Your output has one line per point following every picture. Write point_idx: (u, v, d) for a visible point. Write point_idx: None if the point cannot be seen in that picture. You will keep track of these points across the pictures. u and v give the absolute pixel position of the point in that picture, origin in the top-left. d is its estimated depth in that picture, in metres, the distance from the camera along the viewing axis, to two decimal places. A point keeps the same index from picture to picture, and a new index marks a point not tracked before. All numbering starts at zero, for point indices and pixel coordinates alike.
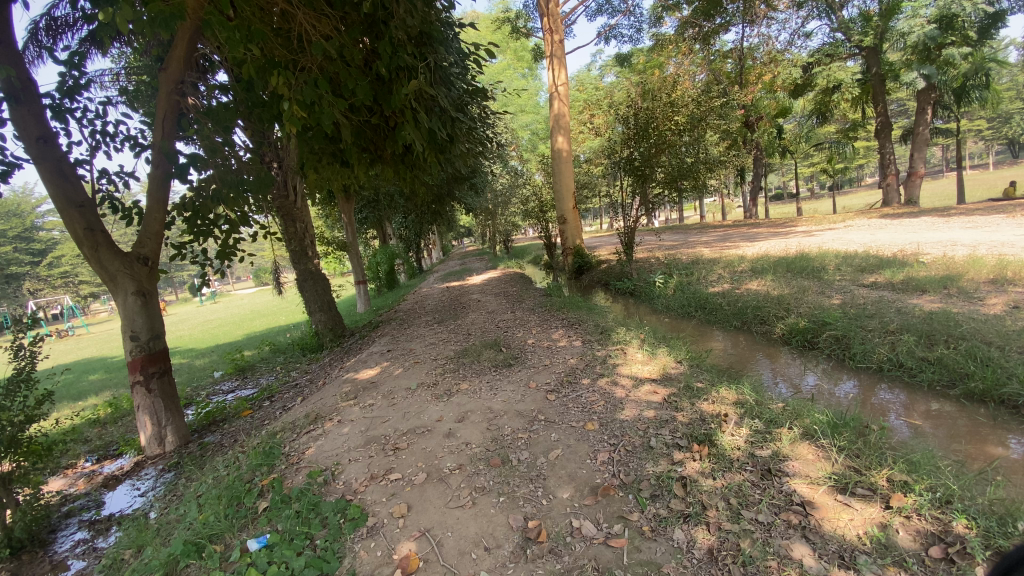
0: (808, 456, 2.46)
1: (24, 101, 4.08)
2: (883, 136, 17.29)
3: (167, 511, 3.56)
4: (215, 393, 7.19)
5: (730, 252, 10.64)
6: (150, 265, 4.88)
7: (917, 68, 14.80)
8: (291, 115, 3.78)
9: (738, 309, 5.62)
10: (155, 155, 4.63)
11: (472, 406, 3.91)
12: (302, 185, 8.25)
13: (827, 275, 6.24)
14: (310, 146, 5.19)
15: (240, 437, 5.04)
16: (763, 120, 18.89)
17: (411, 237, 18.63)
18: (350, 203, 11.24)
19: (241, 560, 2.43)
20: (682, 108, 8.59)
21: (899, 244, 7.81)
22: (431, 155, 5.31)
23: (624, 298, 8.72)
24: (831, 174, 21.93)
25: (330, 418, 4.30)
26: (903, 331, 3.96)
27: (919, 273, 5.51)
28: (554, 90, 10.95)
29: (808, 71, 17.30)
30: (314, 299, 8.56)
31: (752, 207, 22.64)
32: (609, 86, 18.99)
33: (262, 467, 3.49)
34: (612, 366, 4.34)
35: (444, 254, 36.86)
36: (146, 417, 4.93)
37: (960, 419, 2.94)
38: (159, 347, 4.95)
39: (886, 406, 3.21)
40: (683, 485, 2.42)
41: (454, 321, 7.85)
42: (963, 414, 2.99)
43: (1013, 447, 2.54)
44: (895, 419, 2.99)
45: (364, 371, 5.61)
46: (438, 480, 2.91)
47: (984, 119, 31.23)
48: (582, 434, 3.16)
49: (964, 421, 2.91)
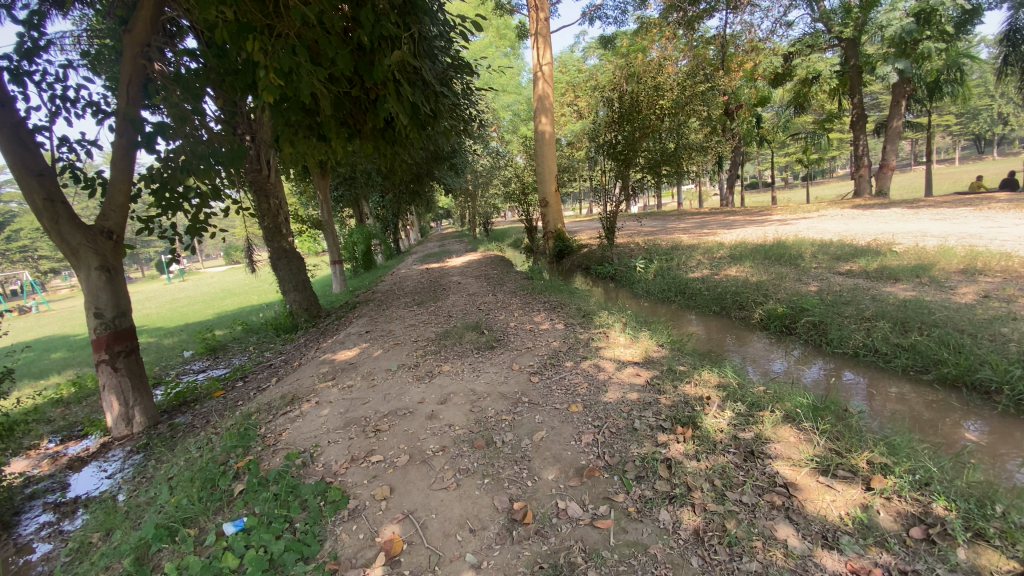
0: (790, 438, 2.50)
1: None
2: (857, 128, 17.65)
3: (137, 493, 3.46)
4: (185, 372, 6.99)
5: (708, 239, 10.79)
6: (115, 239, 4.63)
7: (892, 62, 15.13)
8: (267, 84, 3.62)
9: (718, 294, 5.68)
10: (120, 122, 4.39)
11: (454, 388, 3.87)
12: (276, 159, 7.92)
13: (803, 262, 6.34)
14: (287, 118, 4.99)
15: (213, 418, 4.90)
16: (743, 108, 19.06)
17: (389, 217, 18.29)
18: (326, 180, 10.90)
19: (217, 544, 2.37)
20: (667, 92, 8.52)
21: (872, 234, 8.02)
22: (413, 132, 5.16)
23: (604, 283, 8.74)
24: (806, 164, 22.32)
25: (307, 399, 4.21)
26: (879, 317, 4.06)
27: (892, 262, 5.67)
28: (538, 70, 10.70)
29: (788, 60, 17.35)
30: (288, 278, 8.34)
31: (729, 194, 23.00)
32: (592, 69, 18.78)
33: (237, 449, 3.40)
34: (595, 349, 4.34)
35: (422, 235, 36.41)
36: (112, 397, 4.73)
37: (921, 401, 3.07)
38: (125, 325, 4.73)
39: (853, 389, 3.33)
40: (668, 466, 2.44)
41: (434, 302, 7.76)
42: (924, 397, 3.13)
43: (969, 430, 2.67)
44: (858, 399, 3.11)
45: (342, 352, 5.49)
46: (421, 462, 2.87)
47: (954, 114, 32.16)
48: (566, 416, 3.16)
49: (928, 404, 3.03)
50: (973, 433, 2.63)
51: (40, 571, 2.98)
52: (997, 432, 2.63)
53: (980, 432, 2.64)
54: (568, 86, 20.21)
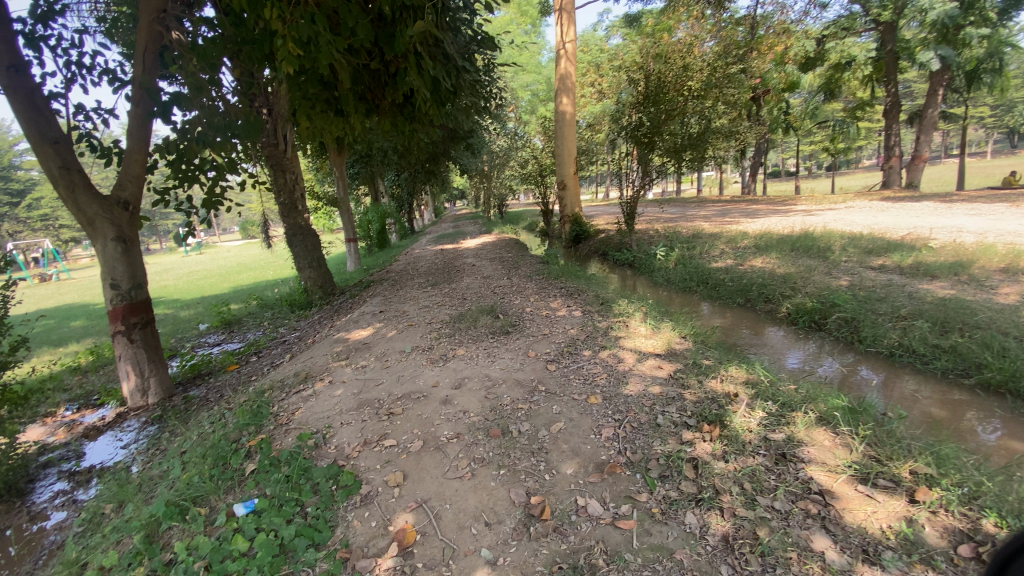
0: (825, 442, 2.37)
1: None
2: (890, 116, 17.00)
3: (149, 466, 3.47)
4: (201, 345, 7.02)
5: (731, 227, 10.51)
6: (131, 210, 4.59)
7: (933, 48, 14.42)
8: (286, 54, 3.51)
9: (743, 286, 5.50)
10: (136, 91, 4.31)
11: (468, 373, 3.79)
12: (293, 134, 7.81)
13: (832, 255, 6.09)
14: (304, 91, 4.87)
15: (227, 392, 4.91)
16: (770, 94, 18.43)
17: (404, 196, 18.17)
18: (342, 156, 10.77)
19: (227, 525, 2.32)
20: (697, 73, 8.28)
21: (906, 228, 7.69)
22: (433, 108, 5.03)
23: (622, 270, 8.57)
24: (833, 153, 21.61)
25: (321, 378, 4.16)
26: (917, 317, 3.87)
27: (928, 258, 5.43)
28: (561, 48, 10.33)
29: (821, 44, 16.74)
30: (304, 255, 8.30)
31: (751, 182, 22.48)
32: (615, 49, 18.25)
33: (249, 427, 3.36)
34: (615, 339, 4.21)
35: (435, 215, 36.30)
36: (128, 367, 4.75)
37: (940, 402, 2.99)
38: (141, 296, 4.71)
39: (868, 386, 3.25)
40: (695, 466, 2.32)
41: (448, 284, 7.66)
42: (945, 398, 3.04)
43: (986, 433, 2.60)
44: (874, 397, 3.03)
45: (356, 331, 5.43)
46: (435, 449, 2.79)
47: (990, 105, 30.93)
48: (585, 407, 3.05)
49: (949, 405, 2.94)
50: (990, 436, 2.55)
51: (52, 541, 3.00)
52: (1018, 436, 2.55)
53: (998, 435, 2.56)
54: (590, 67, 19.70)
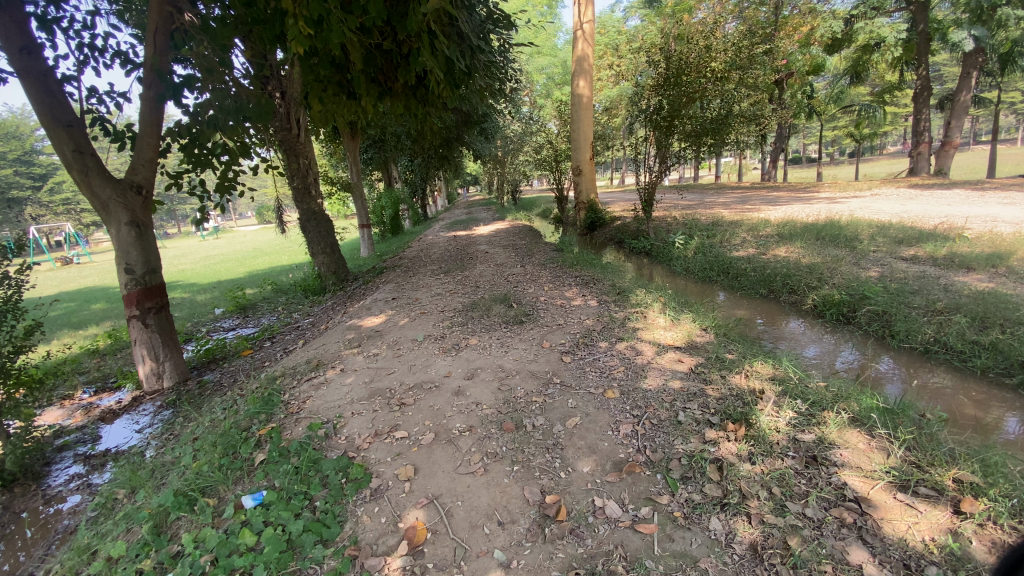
0: (859, 445, 2.23)
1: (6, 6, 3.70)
2: (920, 100, 16.33)
3: (161, 451, 3.46)
4: (216, 330, 7.04)
5: (751, 215, 10.21)
6: (144, 194, 4.54)
7: (967, 28, 13.76)
8: (297, 34, 3.37)
9: (766, 276, 5.32)
10: (148, 74, 4.22)
11: (481, 363, 3.69)
12: (306, 117, 7.71)
13: (860, 245, 5.85)
14: (316, 74, 4.75)
15: (240, 377, 4.90)
16: (794, 77, 17.82)
17: (417, 181, 18.05)
18: (356, 141, 10.66)
19: (235, 518, 2.28)
20: (720, 53, 7.87)
21: (938, 217, 7.36)
22: (446, 90, 4.89)
23: (639, 258, 8.39)
24: (858, 139, 20.91)
25: (333, 366, 4.11)
26: (954, 311, 3.68)
27: (963, 249, 5.17)
28: (578, 29, 10.04)
29: (849, 24, 16.08)
30: (317, 240, 8.25)
31: (772, 169, 21.89)
32: (633, 31, 17.75)
33: (260, 416, 3.32)
34: (632, 330, 4.08)
35: (449, 201, 36.18)
36: (144, 352, 4.75)
37: (962, 396, 2.91)
38: (156, 281, 4.69)
39: (886, 378, 3.19)
40: (719, 468, 2.21)
41: (462, 271, 7.57)
42: (968, 392, 2.96)
43: (1010, 427, 2.53)
44: (893, 391, 2.97)
45: (368, 319, 5.37)
46: (447, 442, 2.71)
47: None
48: (602, 402, 2.94)
49: (972, 400, 2.87)
50: (1013, 430, 2.49)
51: (65, 525, 3.00)
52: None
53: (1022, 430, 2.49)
54: (607, 50, 19.22)
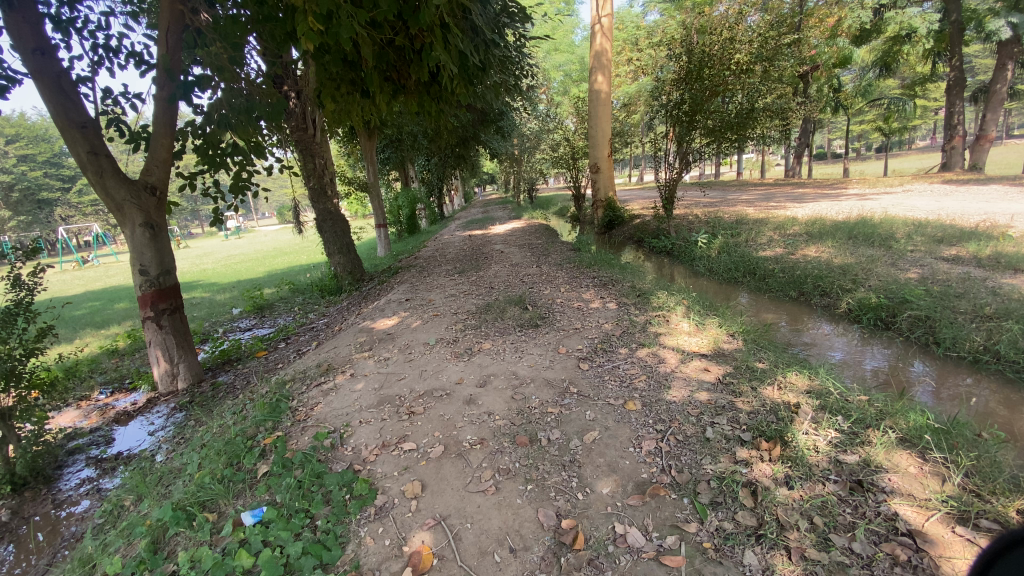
0: (909, 469, 2.01)
1: (18, 6, 3.64)
2: (953, 93, 15.61)
3: (171, 457, 3.37)
4: (232, 330, 7.02)
5: (777, 213, 9.84)
6: (158, 195, 4.49)
7: (1004, 15, 13.04)
8: (307, 30, 3.25)
9: (796, 278, 5.06)
10: (160, 74, 4.15)
11: (495, 369, 3.53)
12: (321, 117, 7.63)
13: (897, 244, 5.52)
14: (328, 71, 4.64)
15: (252, 379, 4.82)
16: (820, 70, 17.22)
17: (433, 181, 17.98)
18: (372, 141, 10.59)
19: (234, 535, 2.16)
20: (744, 44, 7.58)
21: (978, 215, 6.95)
22: (460, 86, 4.73)
23: (659, 258, 8.14)
24: (886, 133, 20.17)
25: (343, 370, 3.99)
26: (1005, 317, 3.39)
27: (1009, 248, 4.83)
28: (597, 23, 9.78)
29: (878, 14, 15.42)
30: (333, 241, 8.18)
31: (796, 165, 21.27)
32: (652, 25, 17.37)
33: (267, 423, 3.21)
34: (654, 336, 3.88)
35: (466, 201, 36.15)
36: (158, 352, 4.71)
37: (998, 402, 2.77)
38: (170, 283, 4.65)
39: (917, 383, 3.05)
40: (753, 493, 2.01)
41: (477, 272, 7.43)
42: (1006, 398, 2.81)
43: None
44: (924, 397, 2.84)
45: (381, 321, 5.25)
46: (457, 456, 2.56)
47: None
48: (622, 414, 2.75)
49: (1010, 406, 2.72)
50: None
51: (72, 532, 2.91)
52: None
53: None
54: (625, 46, 18.83)
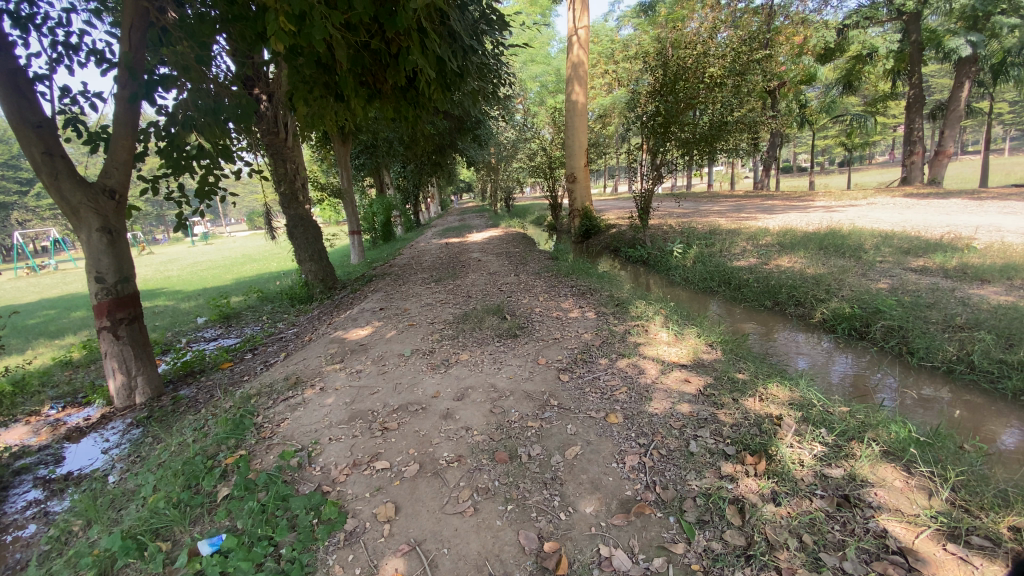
0: (895, 483, 1.99)
1: None
2: (913, 110, 16.29)
3: (124, 478, 3.13)
4: (196, 340, 6.69)
5: (749, 224, 10.03)
6: (118, 199, 4.24)
7: (962, 35, 13.67)
8: (278, 30, 3.10)
9: (771, 287, 5.12)
10: (123, 72, 3.92)
11: (472, 382, 3.42)
12: (294, 120, 7.42)
13: (867, 255, 5.65)
14: (301, 74, 4.48)
15: (216, 392, 4.58)
16: (787, 86, 17.81)
17: (409, 188, 17.79)
18: (346, 146, 10.37)
19: (189, 568, 1.99)
20: (718, 58, 7.74)
21: (942, 227, 7.18)
22: (438, 91, 4.64)
23: (636, 267, 8.18)
24: (849, 148, 20.93)
25: (312, 384, 3.80)
26: (976, 327, 3.46)
27: (974, 259, 4.98)
28: (573, 35, 9.83)
29: (842, 34, 16.01)
30: (304, 247, 7.92)
31: (765, 178, 21.85)
32: (627, 39, 17.70)
33: (229, 441, 3.01)
34: (634, 346, 3.83)
35: (442, 208, 35.93)
36: (114, 364, 4.42)
37: (960, 407, 2.88)
38: (129, 291, 4.39)
39: (881, 388, 3.15)
40: (740, 510, 1.96)
41: (453, 280, 7.30)
42: (969, 404, 2.92)
43: (1008, 438, 2.50)
44: (887, 401, 2.93)
45: (354, 331, 5.07)
46: (432, 475, 2.43)
47: (1009, 103, 29.92)
48: (604, 428, 2.68)
49: (970, 411, 2.83)
50: (1008, 440, 2.47)
51: (16, 560, 2.62)
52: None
53: (1017, 440, 2.48)
54: (600, 59, 19.13)
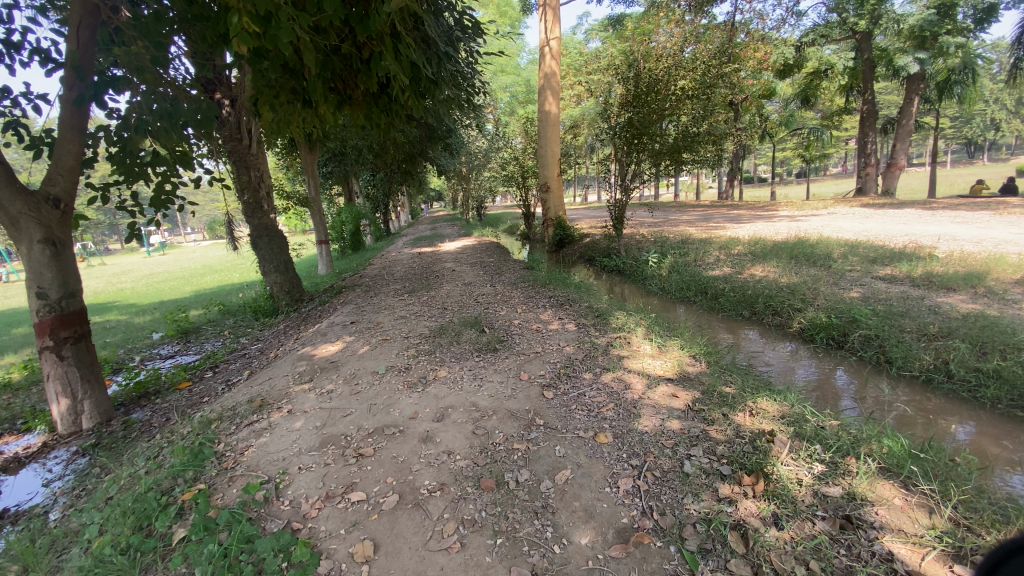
0: (894, 501, 1.95)
1: None
2: (867, 124, 17.03)
3: (67, 516, 2.81)
4: (151, 358, 6.25)
5: (719, 233, 10.19)
6: (64, 208, 3.90)
7: (911, 53, 14.41)
8: (240, 32, 2.89)
9: (747, 297, 5.15)
10: (69, 73, 3.61)
11: (453, 401, 3.25)
12: (258, 126, 7.12)
13: (836, 264, 5.78)
14: (266, 79, 4.26)
15: (173, 416, 4.23)
16: (749, 99, 18.39)
17: (379, 197, 17.45)
18: (313, 154, 10.06)
19: None
20: (689, 71, 7.84)
21: (903, 236, 7.43)
22: (412, 98, 4.50)
23: (611, 277, 8.16)
24: (808, 160, 21.77)
25: (280, 406, 3.55)
26: (949, 336, 3.53)
27: (938, 268, 5.14)
28: (545, 45, 9.84)
29: (800, 51, 16.67)
30: (269, 258, 7.56)
31: (729, 188, 22.45)
32: (595, 51, 17.98)
33: (187, 473, 2.74)
34: (618, 359, 3.75)
35: (411, 217, 35.45)
36: (57, 388, 4.03)
37: (923, 412, 2.98)
38: (75, 308, 4.03)
39: (853, 397, 3.21)
40: (742, 536, 1.87)
41: (427, 291, 7.11)
42: (931, 409, 3.03)
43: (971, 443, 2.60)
44: (848, 406, 3.05)
45: (324, 347, 4.81)
46: (414, 507, 2.26)
47: (951, 120, 31.76)
48: (594, 449, 2.57)
49: (925, 414, 2.97)
50: (968, 445, 2.59)
51: None
52: (997, 445, 2.58)
53: (976, 445, 2.59)
54: (569, 71, 19.35)
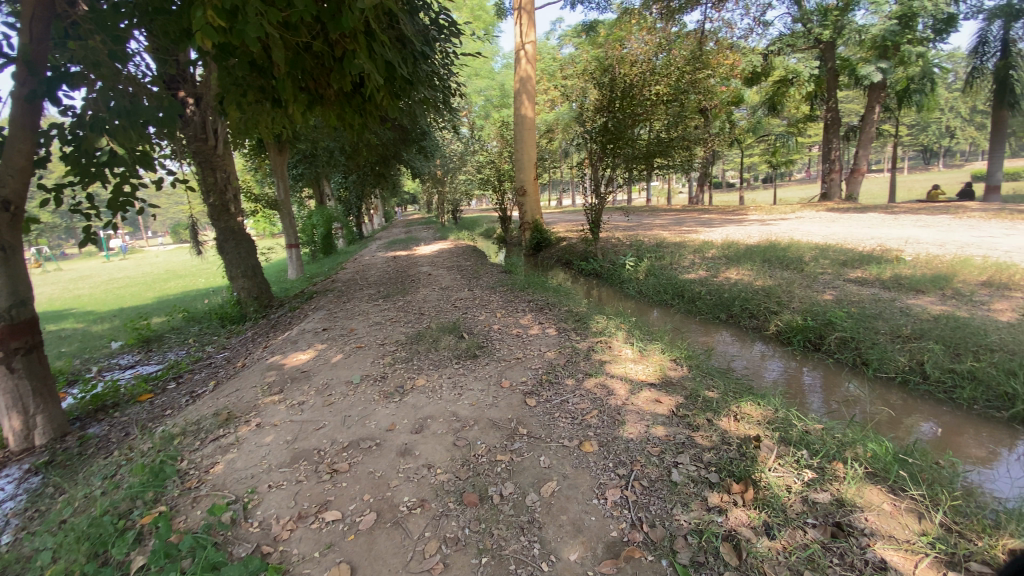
0: (883, 506, 1.94)
1: None
2: (831, 131, 17.61)
3: (14, 543, 2.57)
4: (108, 368, 5.91)
5: (693, 237, 10.33)
6: (13, 210, 3.61)
7: (873, 63, 14.93)
8: (205, 26, 2.73)
9: (724, 300, 5.18)
10: (19, 66, 3.35)
11: (431, 411, 3.14)
12: (224, 126, 6.85)
13: (808, 267, 5.88)
14: (234, 76, 4.07)
15: (133, 430, 3.97)
16: (719, 106, 18.81)
17: (351, 200, 17.11)
18: (283, 156, 9.76)
19: None
20: (663, 78, 7.99)
21: (870, 240, 7.65)
22: (387, 98, 4.37)
23: (588, 280, 8.15)
24: (775, 166, 22.39)
25: (248, 420, 3.37)
26: (923, 337, 3.61)
27: (906, 271, 5.28)
28: (520, 49, 9.83)
29: (766, 60, 17.13)
30: (236, 263, 7.26)
31: (700, 193, 22.89)
32: (570, 56, 18.09)
33: (146, 493, 2.55)
34: (599, 364, 3.71)
35: (384, 220, 34.91)
36: (6, 403, 3.72)
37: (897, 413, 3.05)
38: (26, 317, 3.74)
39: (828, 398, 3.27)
40: (733, 546, 1.83)
41: (403, 296, 6.95)
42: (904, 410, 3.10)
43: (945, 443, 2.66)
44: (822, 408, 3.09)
45: (295, 355, 4.62)
46: (393, 525, 2.15)
47: (908, 128, 33.17)
48: (579, 458, 2.50)
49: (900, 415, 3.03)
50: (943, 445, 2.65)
51: None
52: (969, 445, 2.66)
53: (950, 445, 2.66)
54: (543, 75, 19.42)
